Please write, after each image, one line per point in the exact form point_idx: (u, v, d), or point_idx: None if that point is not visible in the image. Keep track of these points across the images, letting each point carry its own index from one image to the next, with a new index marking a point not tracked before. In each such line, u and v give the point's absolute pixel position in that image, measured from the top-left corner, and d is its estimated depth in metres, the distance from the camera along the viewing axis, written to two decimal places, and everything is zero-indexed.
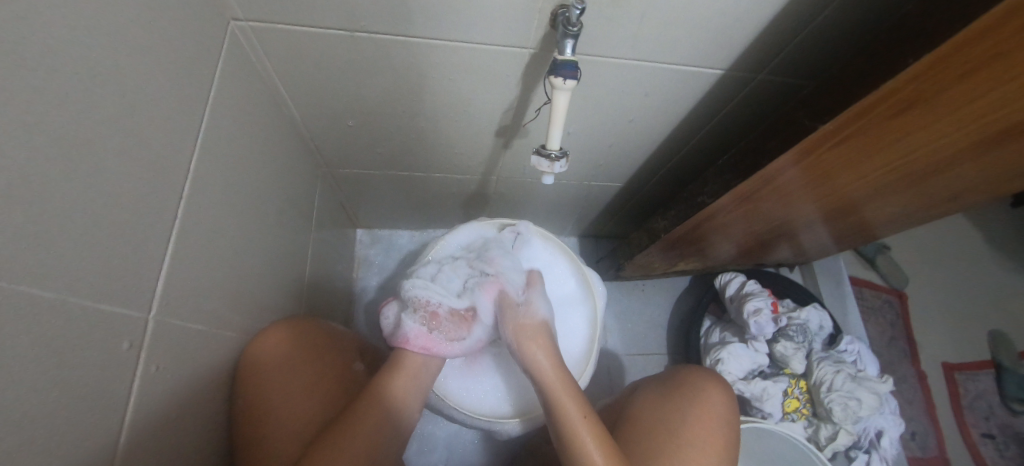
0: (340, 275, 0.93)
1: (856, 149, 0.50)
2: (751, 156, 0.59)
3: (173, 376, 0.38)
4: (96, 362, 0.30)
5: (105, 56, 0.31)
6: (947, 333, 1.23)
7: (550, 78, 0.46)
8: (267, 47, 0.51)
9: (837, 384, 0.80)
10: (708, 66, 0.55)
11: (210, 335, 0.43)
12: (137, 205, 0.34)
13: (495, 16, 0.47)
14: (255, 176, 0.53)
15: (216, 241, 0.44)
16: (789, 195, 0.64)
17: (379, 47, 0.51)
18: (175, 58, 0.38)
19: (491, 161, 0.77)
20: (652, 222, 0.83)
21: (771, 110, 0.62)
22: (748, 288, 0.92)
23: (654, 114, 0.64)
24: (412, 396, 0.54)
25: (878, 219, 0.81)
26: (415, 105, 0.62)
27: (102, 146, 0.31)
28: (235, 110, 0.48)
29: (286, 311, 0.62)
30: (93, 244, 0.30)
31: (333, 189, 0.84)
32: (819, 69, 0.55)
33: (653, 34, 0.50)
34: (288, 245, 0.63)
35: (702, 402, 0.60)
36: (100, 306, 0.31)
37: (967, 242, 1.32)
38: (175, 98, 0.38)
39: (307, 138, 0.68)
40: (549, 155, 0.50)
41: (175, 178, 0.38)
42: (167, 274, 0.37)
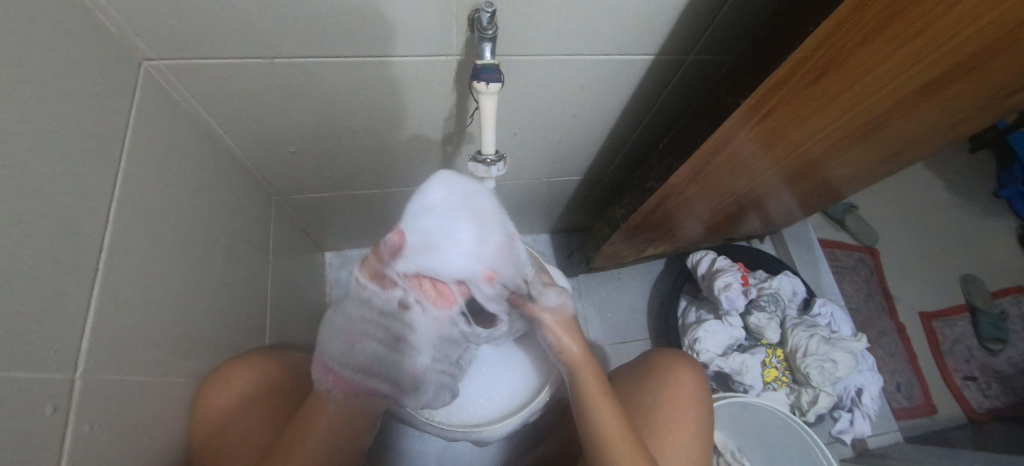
0: (310, 301, 0.92)
1: (787, 115, 0.50)
2: (683, 140, 0.59)
3: (111, 433, 0.37)
4: (20, 428, 0.30)
5: (4, 115, 0.30)
6: (921, 284, 1.26)
7: (474, 83, 0.45)
8: (189, 84, 0.50)
9: (812, 348, 0.81)
10: (636, 53, 0.55)
11: (154, 386, 0.42)
12: (52, 263, 0.33)
13: (412, 29, 0.47)
14: (193, 216, 0.52)
15: (155, 289, 0.44)
16: (737, 167, 0.64)
17: (302, 71, 0.51)
18: (82, 109, 0.37)
19: (445, 170, 0.76)
20: (611, 211, 0.83)
21: (707, 88, 0.62)
22: (719, 264, 0.93)
23: (594, 105, 0.64)
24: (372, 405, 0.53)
25: (834, 178, 0.81)
26: (353, 124, 0.62)
27: (4, 211, 0.30)
28: (160, 152, 0.47)
29: (246, 347, 0.61)
30: (3, 311, 0.29)
31: (291, 216, 0.83)
32: (745, 44, 0.55)
33: (574, 28, 0.50)
34: (242, 279, 0.62)
35: (676, 383, 0.60)
36: (15, 373, 0.30)
37: (929, 193, 1.35)
38: (86, 150, 0.37)
39: (252, 169, 0.67)
40: (485, 159, 0.50)
41: (92, 232, 0.37)
42: (93, 330, 0.36)
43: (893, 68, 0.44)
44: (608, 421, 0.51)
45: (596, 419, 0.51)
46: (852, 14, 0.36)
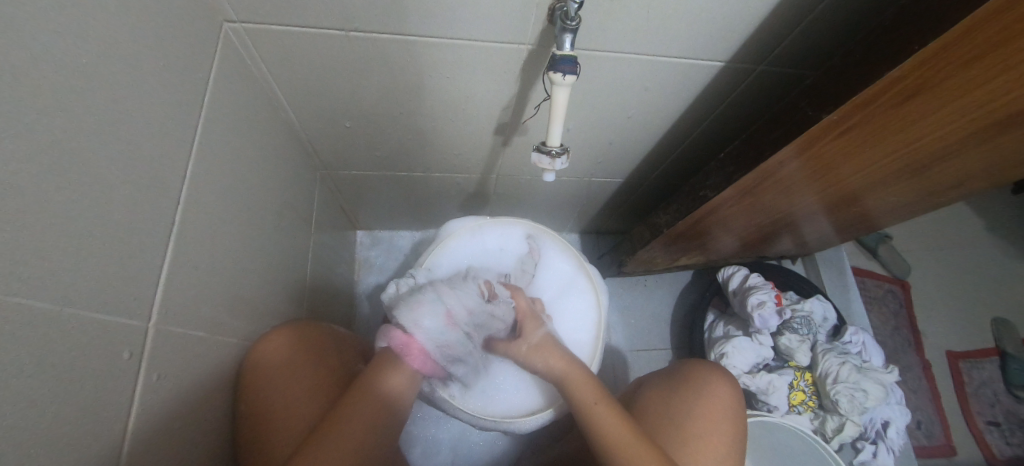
0: (341, 277, 0.93)
1: (860, 138, 0.50)
2: (752, 148, 0.59)
3: (173, 384, 0.37)
4: (98, 370, 0.30)
5: (96, 61, 0.31)
6: (951, 322, 1.23)
7: (549, 73, 0.45)
8: (263, 49, 0.50)
9: (843, 375, 0.80)
10: (708, 59, 0.54)
11: (211, 343, 0.43)
12: (136, 211, 0.34)
13: (490, 13, 0.47)
14: (253, 181, 0.53)
15: (216, 249, 0.44)
16: (793, 187, 0.63)
17: (374, 47, 0.51)
18: (168, 62, 0.38)
19: (491, 159, 0.76)
20: (654, 216, 0.83)
21: (772, 100, 0.61)
22: (752, 281, 0.92)
23: (653, 108, 0.64)
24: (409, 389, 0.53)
25: (883, 207, 0.80)
26: (412, 104, 0.62)
27: (98, 156, 0.30)
28: (231, 114, 0.48)
29: (287, 315, 0.61)
30: (91, 254, 0.30)
31: (332, 191, 0.83)
32: (821, 58, 0.54)
33: (652, 28, 0.49)
34: (288, 248, 0.63)
35: (710, 396, 0.59)
36: (97, 315, 0.30)
37: (968, 230, 1.32)
38: (170, 103, 0.38)
39: (304, 140, 0.67)
40: (550, 152, 0.50)
41: (170, 185, 0.37)
42: (167, 281, 0.37)
43: (981, 104, 0.43)
44: (597, 408, 0.51)
45: (589, 418, 0.51)
46: (962, 41, 0.36)
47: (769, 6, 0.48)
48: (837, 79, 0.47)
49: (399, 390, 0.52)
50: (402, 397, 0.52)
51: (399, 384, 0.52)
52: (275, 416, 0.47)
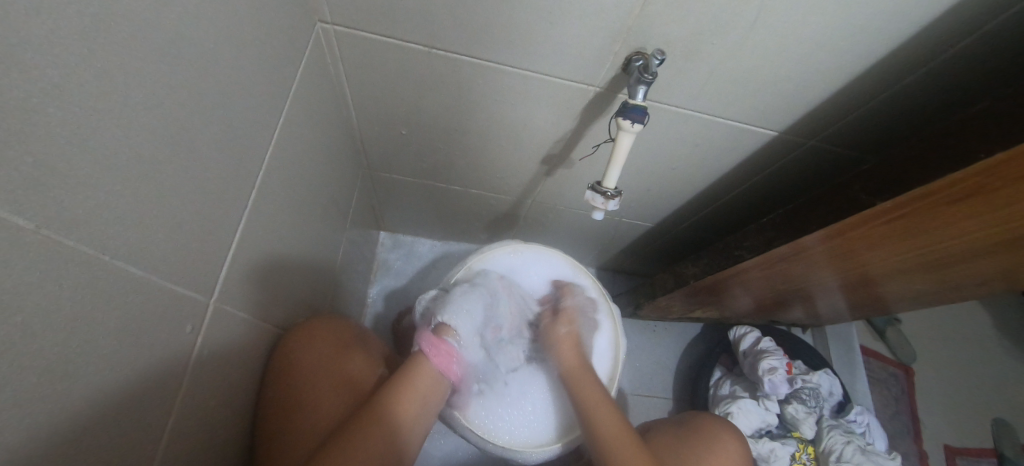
0: (360, 275, 0.93)
1: (899, 231, 0.51)
2: (796, 221, 0.61)
3: (218, 363, 0.38)
4: (163, 341, 0.31)
5: (219, 49, 0.32)
6: (952, 418, 1.21)
7: (618, 119, 0.47)
8: (346, 52, 0.52)
9: (846, 454, 0.79)
10: (765, 127, 0.56)
11: (252, 327, 0.43)
12: (218, 191, 0.35)
13: (569, 54, 0.49)
14: (310, 173, 0.54)
15: (270, 235, 0.45)
16: (821, 263, 0.64)
17: (451, 66, 0.53)
18: (269, 54, 0.39)
19: (531, 185, 0.78)
20: (681, 266, 0.84)
21: (818, 176, 0.63)
22: (763, 344, 0.92)
23: (700, 164, 0.65)
24: (424, 413, 0.52)
25: (905, 295, 0.81)
26: (469, 123, 0.64)
27: (201, 135, 0.32)
28: (306, 108, 0.49)
29: (314, 307, 0.62)
30: (178, 227, 0.31)
31: (368, 190, 0.85)
32: (874, 145, 0.56)
33: (719, 91, 0.51)
34: (325, 241, 0.64)
35: (720, 457, 0.59)
36: (174, 287, 0.31)
37: (979, 330, 1.31)
38: (262, 92, 0.39)
39: (357, 139, 0.69)
40: (604, 192, 0.51)
41: (250, 170, 0.39)
42: (231, 261, 0.38)
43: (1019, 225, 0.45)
44: (598, 401, 0.58)
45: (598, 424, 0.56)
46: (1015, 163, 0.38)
47: (833, 89, 0.50)
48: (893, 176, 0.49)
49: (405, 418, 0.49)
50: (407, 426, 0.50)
51: (410, 412, 0.50)
52: (300, 416, 0.46)
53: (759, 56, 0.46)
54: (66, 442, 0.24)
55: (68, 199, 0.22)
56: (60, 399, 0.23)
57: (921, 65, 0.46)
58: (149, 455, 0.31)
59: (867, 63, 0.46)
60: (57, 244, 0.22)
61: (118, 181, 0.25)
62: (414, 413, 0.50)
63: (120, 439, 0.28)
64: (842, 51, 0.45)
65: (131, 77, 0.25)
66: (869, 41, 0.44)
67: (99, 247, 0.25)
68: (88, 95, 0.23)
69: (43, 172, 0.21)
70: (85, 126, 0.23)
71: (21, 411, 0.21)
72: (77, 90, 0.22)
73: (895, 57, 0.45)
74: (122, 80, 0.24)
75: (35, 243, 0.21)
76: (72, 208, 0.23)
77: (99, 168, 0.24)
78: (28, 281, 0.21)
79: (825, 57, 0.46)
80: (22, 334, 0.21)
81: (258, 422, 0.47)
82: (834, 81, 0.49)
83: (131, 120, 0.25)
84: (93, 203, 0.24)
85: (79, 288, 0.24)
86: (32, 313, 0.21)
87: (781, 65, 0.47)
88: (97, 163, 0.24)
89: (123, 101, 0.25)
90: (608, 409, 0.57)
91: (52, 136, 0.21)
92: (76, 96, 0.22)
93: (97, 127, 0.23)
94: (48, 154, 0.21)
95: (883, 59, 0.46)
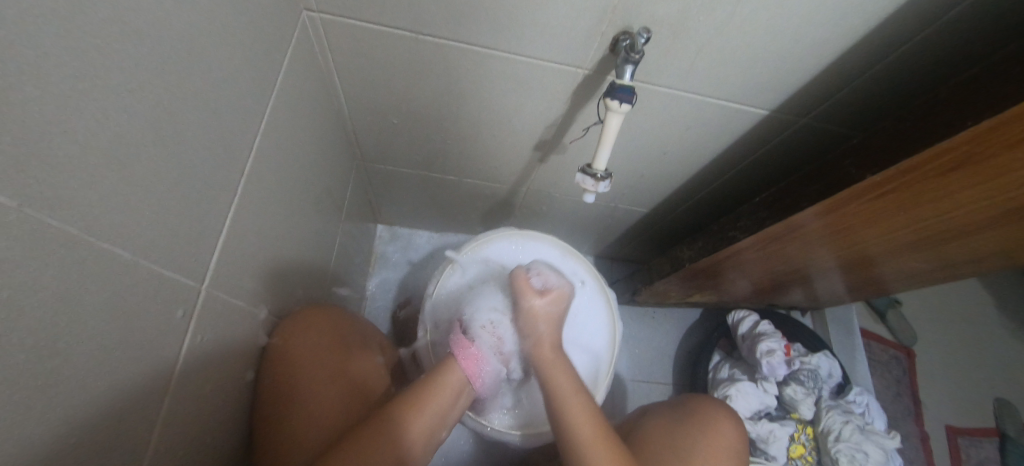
0: (358, 267, 0.94)
1: (896, 204, 0.51)
2: (788, 199, 0.61)
3: (211, 350, 0.38)
4: (155, 324, 0.31)
5: (200, 32, 0.32)
6: (953, 398, 1.21)
7: (606, 99, 0.47)
8: (333, 40, 0.52)
9: (845, 434, 0.80)
10: (755, 106, 0.56)
11: (246, 314, 0.44)
12: (206, 177, 0.35)
13: (557, 35, 0.49)
14: (301, 162, 0.54)
15: (262, 224, 0.45)
16: (817, 242, 0.64)
17: (438, 51, 0.53)
18: (254, 41, 0.39)
19: (524, 173, 0.78)
20: (677, 250, 0.84)
21: (810, 154, 0.63)
22: (761, 327, 0.92)
23: (691, 146, 0.65)
24: (450, 414, 0.52)
25: (903, 274, 0.81)
26: (460, 110, 0.63)
27: (186, 120, 0.32)
28: (295, 97, 0.50)
29: (311, 297, 0.62)
30: (165, 210, 0.31)
31: (363, 182, 0.85)
32: (865, 121, 0.56)
33: (706, 70, 0.51)
34: (320, 232, 0.64)
35: (716, 438, 0.59)
36: (163, 270, 0.31)
37: (980, 309, 1.30)
38: (248, 79, 0.39)
39: (350, 129, 0.69)
40: (594, 174, 0.51)
41: (237, 157, 0.39)
42: (222, 248, 0.38)
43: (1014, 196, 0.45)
44: (568, 395, 0.52)
45: (565, 415, 0.51)
46: (1004, 128, 0.37)
47: (822, 64, 0.49)
48: (888, 146, 0.49)
49: (423, 433, 0.49)
50: (425, 444, 0.49)
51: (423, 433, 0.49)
52: (299, 401, 0.47)
53: (745, 33, 0.46)
54: (54, 421, 0.24)
55: (49, 178, 0.23)
56: (48, 377, 0.24)
57: (909, 38, 0.45)
58: (145, 435, 0.32)
59: (854, 37, 0.46)
60: (39, 223, 0.22)
61: (102, 166, 0.26)
62: (433, 428, 0.50)
63: (113, 420, 0.29)
64: (829, 25, 0.45)
65: (111, 61, 0.25)
66: (855, 14, 0.44)
67: (85, 229, 0.25)
68: (65, 76, 0.23)
69: (21, 150, 0.21)
70: (65, 107, 0.23)
71: (12, 385, 0.22)
72: (56, 74, 0.22)
73: (881, 30, 0.45)
74: (101, 63, 0.25)
75: (20, 221, 0.21)
76: (54, 188, 0.23)
77: (79, 149, 0.24)
78: (14, 258, 0.21)
79: (813, 32, 0.46)
80: (9, 312, 0.21)
81: (255, 412, 0.47)
82: (823, 56, 0.48)
83: (111, 103, 0.26)
84: (72, 183, 0.24)
85: (64, 265, 0.24)
86: (21, 290, 0.22)
87: (769, 41, 0.47)
88: (76, 143, 0.24)
89: (104, 85, 0.25)
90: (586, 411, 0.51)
91: (30, 116, 0.21)
92: (53, 76, 0.22)
93: (74, 107, 0.24)
94: (28, 133, 0.21)
95: (870, 32, 0.45)
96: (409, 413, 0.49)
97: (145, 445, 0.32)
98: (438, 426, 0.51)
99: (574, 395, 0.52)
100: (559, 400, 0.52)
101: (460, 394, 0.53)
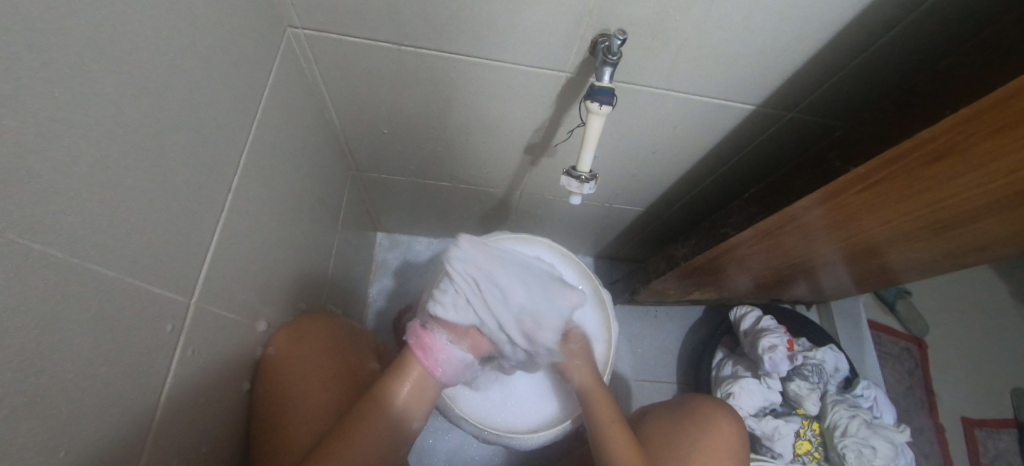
0: (357, 276, 0.95)
1: (885, 194, 0.50)
2: (778, 194, 0.60)
3: (204, 362, 0.39)
4: (145, 338, 0.32)
5: (180, 53, 0.33)
6: (968, 389, 1.19)
7: (586, 102, 0.47)
8: (319, 54, 0.53)
9: (851, 429, 0.79)
10: (740, 102, 0.56)
11: (240, 326, 0.45)
12: (192, 194, 0.36)
13: (536, 41, 0.49)
14: (292, 175, 0.55)
15: (253, 238, 0.46)
16: (812, 235, 0.64)
17: (422, 61, 0.54)
18: (237, 61, 0.41)
19: (517, 176, 0.78)
20: (672, 248, 0.84)
21: (799, 147, 0.62)
22: (764, 323, 0.92)
23: (680, 144, 0.65)
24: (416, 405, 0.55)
25: (906, 264, 0.80)
26: (448, 118, 0.64)
27: (169, 141, 0.33)
28: (282, 112, 0.51)
29: (307, 307, 0.63)
30: (151, 228, 0.32)
31: (359, 191, 0.86)
32: (852, 112, 0.56)
33: (688, 68, 0.51)
34: (314, 242, 0.65)
35: (715, 435, 0.59)
36: (149, 287, 0.32)
37: (994, 296, 1.27)
38: (233, 97, 0.40)
39: (341, 140, 0.70)
40: (579, 176, 0.52)
41: (224, 173, 0.40)
42: (210, 263, 0.39)
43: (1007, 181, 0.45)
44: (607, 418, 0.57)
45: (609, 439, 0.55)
46: (984, 114, 0.37)
47: (805, 56, 0.49)
48: (874, 138, 0.49)
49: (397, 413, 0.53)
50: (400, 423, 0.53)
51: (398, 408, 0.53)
52: (295, 409, 0.48)
53: (723, 29, 0.46)
54: (43, 437, 0.25)
55: (30, 203, 0.24)
56: (37, 393, 0.25)
57: (890, 28, 0.45)
58: (138, 447, 0.33)
59: (835, 29, 0.46)
60: (20, 247, 0.23)
61: (85, 189, 0.27)
62: (406, 406, 0.54)
63: (103, 434, 0.30)
64: (808, 18, 0.45)
65: (90, 88, 0.26)
66: (834, 6, 0.43)
67: (67, 249, 0.26)
68: (43, 104, 0.24)
69: (1, 178, 0.22)
70: (43, 133, 0.24)
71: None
72: (35, 103, 0.23)
73: (862, 21, 0.45)
74: (79, 90, 0.26)
75: (1, 245, 0.22)
76: (35, 212, 0.24)
77: (58, 174, 0.25)
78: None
79: (792, 26, 0.46)
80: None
81: (253, 422, 0.48)
82: (805, 49, 0.48)
83: (92, 128, 0.27)
84: (53, 207, 0.25)
85: (48, 285, 0.25)
86: (5, 310, 0.23)
87: (748, 37, 0.47)
88: (55, 168, 0.25)
89: (84, 111, 0.26)
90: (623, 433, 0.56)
91: (9, 145, 0.22)
92: (31, 105, 0.23)
93: (53, 133, 0.24)
94: (7, 161, 0.22)
95: (850, 23, 0.45)
96: (381, 396, 0.52)
97: (138, 456, 0.33)
98: (411, 404, 0.54)
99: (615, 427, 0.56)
100: (603, 424, 0.57)
101: (423, 383, 0.56)
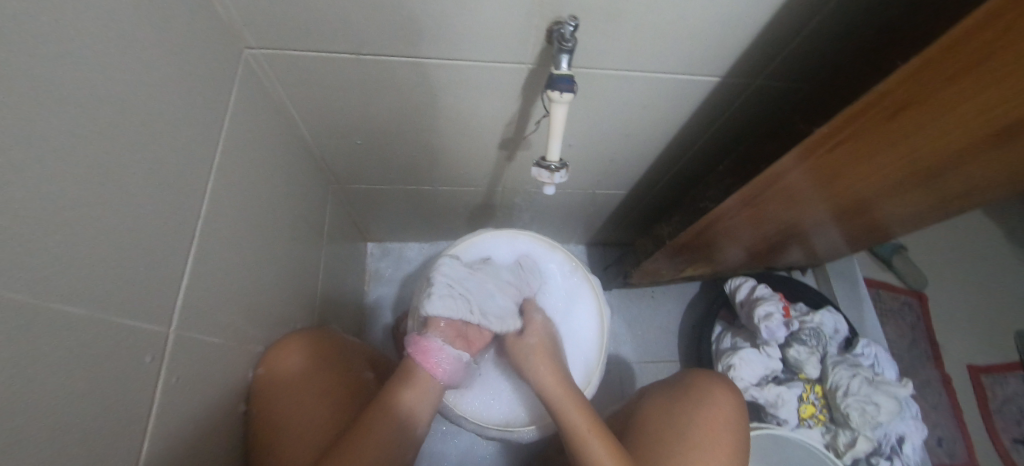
0: (351, 288, 0.95)
1: (856, 149, 0.50)
2: (749, 163, 0.60)
3: (190, 389, 0.40)
4: (124, 370, 0.33)
5: (128, 85, 0.33)
6: (971, 337, 1.19)
7: (548, 92, 0.47)
8: (279, 71, 0.53)
9: (853, 388, 0.79)
10: (705, 75, 0.56)
11: (226, 349, 0.45)
12: (159, 224, 0.36)
13: (492, 35, 0.49)
14: (268, 195, 0.55)
15: (232, 261, 0.47)
16: (793, 198, 0.63)
17: (382, 68, 0.54)
18: (193, 87, 0.41)
19: (496, 172, 0.78)
20: (658, 228, 0.84)
21: (768, 113, 0.62)
22: (759, 292, 0.92)
23: (652, 123, 0.65)
24: (420, 414, 0.53)
25: (895, 218, 0.80)
26: (419, 121, 0.64)
27: (127, 175, 0.33)
28: (249, 133, 0.51)
29: (297, 324, 0.64)
30: (118, 263, 0.32)
31: (343, 203, 0.86)
32: (815, 74, 0.56)
33: (647, 46, 0.51)
34: (300, 259, 0.65)
35: (713, 408, 0.60)
36: (121, 320, 0.32)
37: (990, 241, 1.27)
38: (192, 123, 0.40)
39: (317, 154, 0.70)
40: (549, 166, 0.52)
41: (190, 199, 0.40)
42: (186, 290, 0.39)
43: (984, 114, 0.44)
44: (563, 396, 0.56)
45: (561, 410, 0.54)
46: (942, 55, 0.37)
47: (761, 23, 0.49)
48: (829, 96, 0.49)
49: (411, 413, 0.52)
50: (416, 421, 0.53)
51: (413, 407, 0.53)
52: (285, 426, 0.49)
53: (676, 5, 0.46)
54: None
55: None
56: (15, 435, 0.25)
57: None
58: None
59: None
60: None
61: (46, 231, 0.27)
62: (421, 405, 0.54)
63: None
64: None
65: (41, 131, 0.27)
66: None
67: (33, 292, 0.26)
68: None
69: None
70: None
71: None
72: None
73: None
74: (29, 134, 0.26)
75: None
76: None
77: (15, 218, 0.25)
78: None
79: None
80: None
81: (250, 442, 0.49)
82: (761, 16, 0.48)
83: (45, 169, 0.27)
84: (13, 252, 0.25)
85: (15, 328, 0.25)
86: None
87: (702, 9, 0.47)
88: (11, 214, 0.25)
89: (36, 153, 0.26)
90: (580, 407, 0.54)
91: None
92: None
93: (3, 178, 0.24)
94: None
95: None
96: (398, 393, 0.53)
97: None
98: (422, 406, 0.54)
99: (571, 400, 0.55)
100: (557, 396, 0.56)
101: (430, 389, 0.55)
